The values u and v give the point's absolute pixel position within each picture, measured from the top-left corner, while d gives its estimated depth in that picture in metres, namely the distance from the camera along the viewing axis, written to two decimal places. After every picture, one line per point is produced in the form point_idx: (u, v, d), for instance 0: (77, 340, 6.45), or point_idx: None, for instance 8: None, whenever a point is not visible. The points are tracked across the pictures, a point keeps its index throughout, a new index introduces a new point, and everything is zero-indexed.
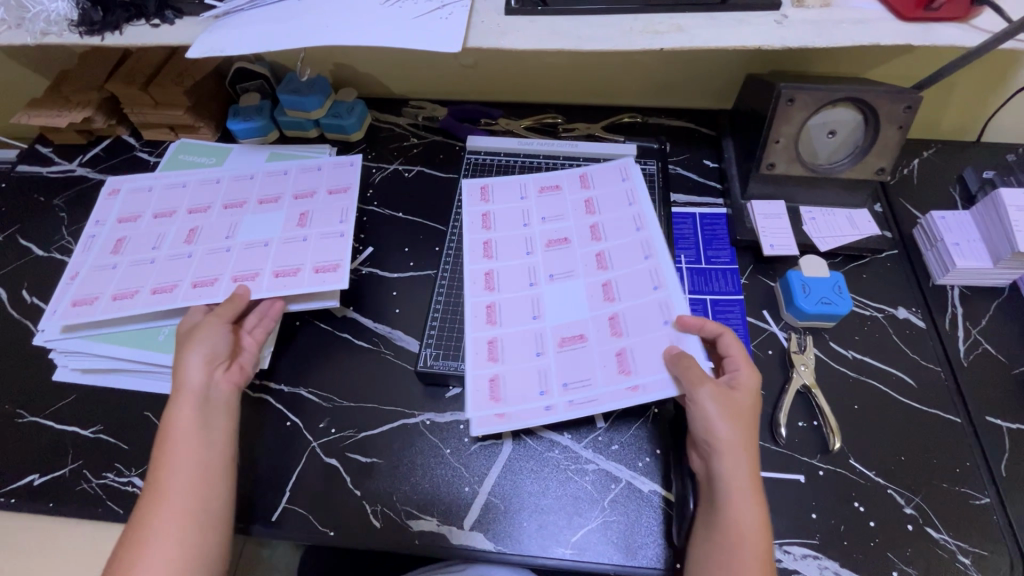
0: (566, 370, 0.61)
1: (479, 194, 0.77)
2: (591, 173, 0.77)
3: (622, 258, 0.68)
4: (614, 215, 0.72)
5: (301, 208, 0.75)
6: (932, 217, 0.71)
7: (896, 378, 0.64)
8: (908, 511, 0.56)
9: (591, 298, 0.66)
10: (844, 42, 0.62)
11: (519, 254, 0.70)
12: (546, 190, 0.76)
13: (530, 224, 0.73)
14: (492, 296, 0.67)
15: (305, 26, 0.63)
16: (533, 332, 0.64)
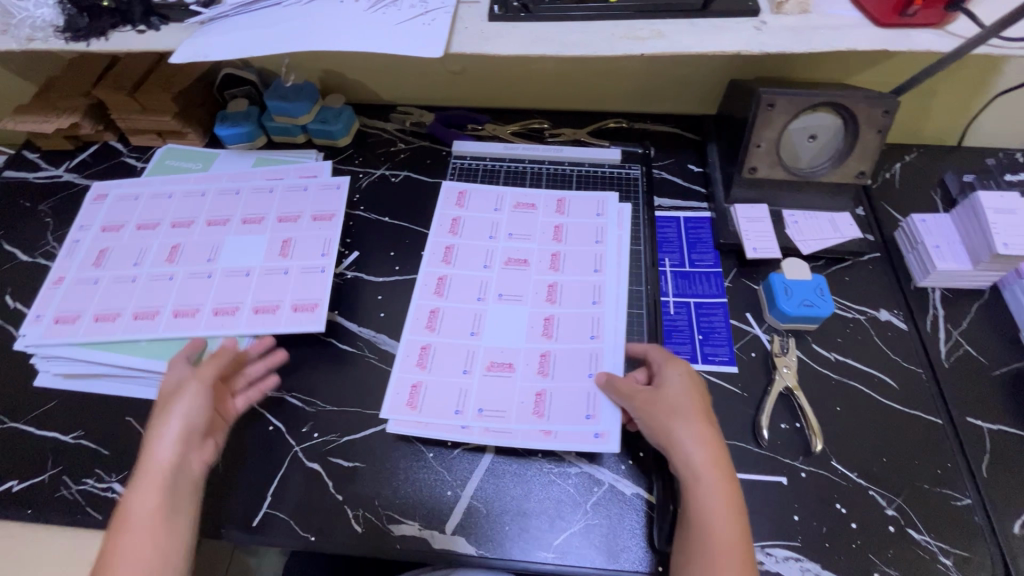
0: (485, 396, 0.62)
1: (456, 199, 0.78)
2: (570, 199, 0.77)
3: (572, 296, 0.68)
4: (578, 247, 0.72)
5: (285, 234, 0.75)
6: (913, 220, 0.72)
7: (878, 380, 0.64)
8: (889, 513, 0.56)
9: (530, 329, 0.66)
10: (822, 47, 0.63)
11: (477, 266, 0.72)
12: (521, 206, 0.77)
13: (495, 237, 0.74)
14: (438, 301, 0.69)
15: (289, 32, 0.63)
16: (465, 348, 0.65)
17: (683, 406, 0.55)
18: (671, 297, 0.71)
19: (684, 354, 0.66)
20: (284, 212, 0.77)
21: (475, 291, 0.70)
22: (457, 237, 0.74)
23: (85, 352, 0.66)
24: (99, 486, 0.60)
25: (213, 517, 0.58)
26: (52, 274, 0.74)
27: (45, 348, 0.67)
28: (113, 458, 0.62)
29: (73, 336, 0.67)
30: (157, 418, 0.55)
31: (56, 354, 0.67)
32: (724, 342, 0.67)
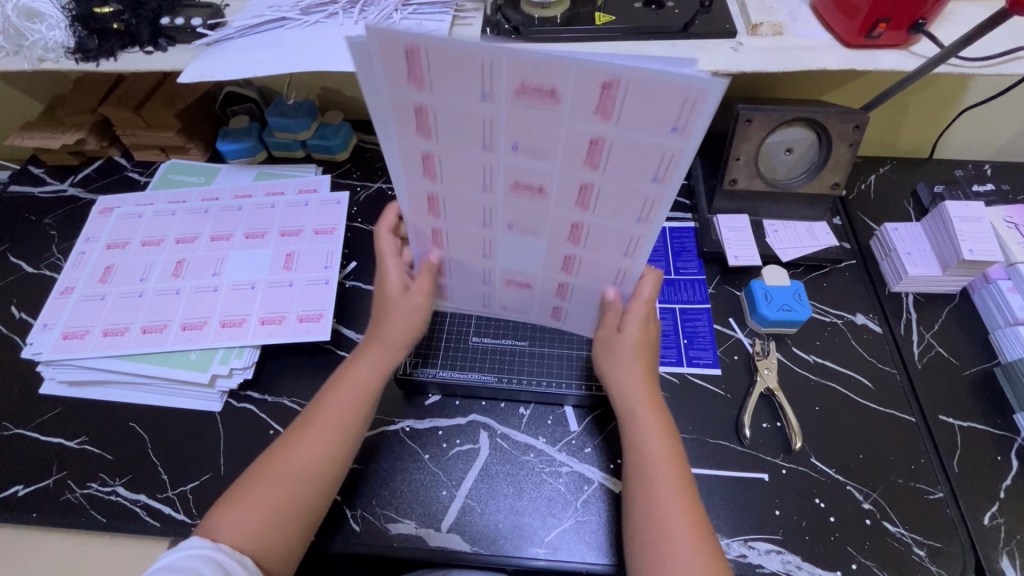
0: (509, 270, 0.59)
1: (403, 65, 0.39)
2: (625, 87, 0.38)
3: (609, 207, 0.48)
4: (630, 144, 0.42)
5: (288, 249, 0.78)
6: (886, 229, 0.76)
7: (854, 381, 0.67)
8: (866, 506, 0.59)
9: (553, 232, 0.52)
10: (793, 67, 0.67)
11: (473, 146, 0.45)
12: (529, 91, 0.39)
13: (492, 143, 0.44)
14: (435, 187, 0.49)
15: (292, 53, 0.67)
16: (480, 237, 0.54)
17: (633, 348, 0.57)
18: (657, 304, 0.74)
19: (670, 357, 0.69)
20: (286, 228, 0.80)
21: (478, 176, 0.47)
22: (436, 142, 0.45)
23: (94, 365, 0.68)
24: (103, 490, 0.62)
25: None
26: (60, 283, 0.77)
27: (56, 363, 0.69)
28: (116, 462, 0.64)
29: (82, 352, 0.69)
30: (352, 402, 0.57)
31: (63, 363, 0.69)
32: (708, 346, 0.70)
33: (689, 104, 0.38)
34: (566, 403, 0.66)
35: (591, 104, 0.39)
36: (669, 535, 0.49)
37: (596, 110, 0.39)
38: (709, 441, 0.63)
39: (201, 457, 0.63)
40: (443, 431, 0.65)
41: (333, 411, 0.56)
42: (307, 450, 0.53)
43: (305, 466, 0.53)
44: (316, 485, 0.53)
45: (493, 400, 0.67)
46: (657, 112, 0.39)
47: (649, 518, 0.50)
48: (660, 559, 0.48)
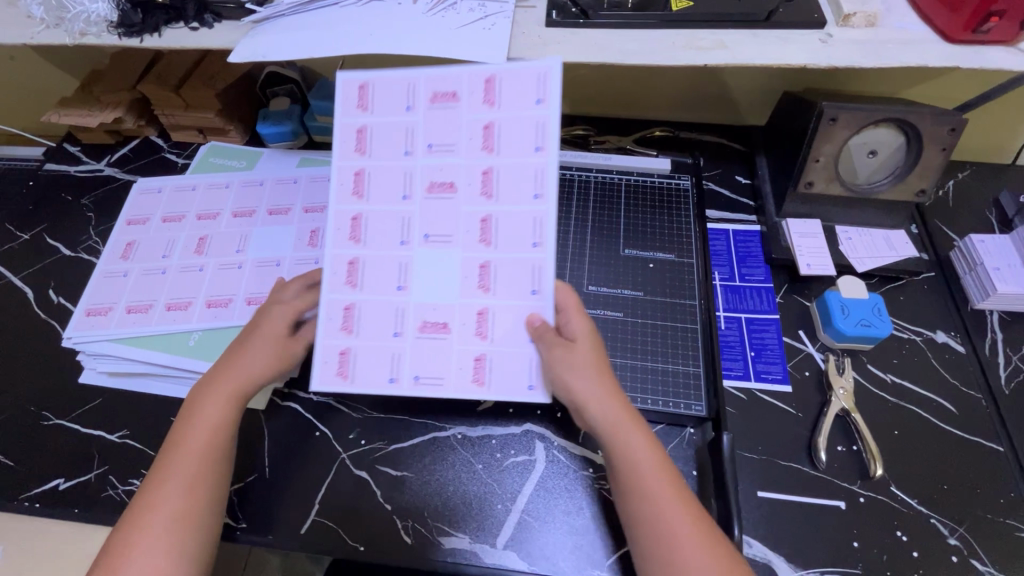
0: (419, 361, 0.56)
1: (357, 96, 0.55)
2: (499, 78, 0.53)
3: (509, 236, 0.54)
4: (514, 159, 0.53)
5: (315, 226, 0.75)
6: (972, 241, 0.70)
7: (935, 404, 0.63)
8: (952, 542, 0.55)
9: (464, 279, 0.55)
10: (889, 63, 0.61)
11: (394, 199, 0.55)
12: (439, 99, 0.54)
13: (412, 150, 0.55)
14: (356, 251, 0.56)
15: (347, 34, 0.62)
16: (393, 305, 0.56)
17: (590, 363, 0.53)
18: (721, 312, 0.69)
19: (736, 371, 0.65)
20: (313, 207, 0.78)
21: (396, 233, 0.56)
22: (367, 157, 0.56)
23: (114, 343, 0.67)
24: None
25: (262, 523, 0.57)
26: (101, 270, 0.74)
27: (79, 343, 0.68)
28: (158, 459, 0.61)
29: (105, 328, 0.69)
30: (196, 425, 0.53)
31: (89, 342, 0.68)
32: (777, 360, 0.66)
33: (543, 76, 0.52)
34: None
35: (479, 94, 0.53)
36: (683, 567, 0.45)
37: (483, 99, 0.53)
38: (780, 462, 0.59)
39: (246, 457, 0.61)
40: (497, 440, 0.62)
41: (197, 437, 0.52)
42: (177, 486, 0.50)
43: (187, 502, 0.49)
44: (195, 516, 0.49)
45: (548, 409, 0.63)
46: (526, 85, 0.52)
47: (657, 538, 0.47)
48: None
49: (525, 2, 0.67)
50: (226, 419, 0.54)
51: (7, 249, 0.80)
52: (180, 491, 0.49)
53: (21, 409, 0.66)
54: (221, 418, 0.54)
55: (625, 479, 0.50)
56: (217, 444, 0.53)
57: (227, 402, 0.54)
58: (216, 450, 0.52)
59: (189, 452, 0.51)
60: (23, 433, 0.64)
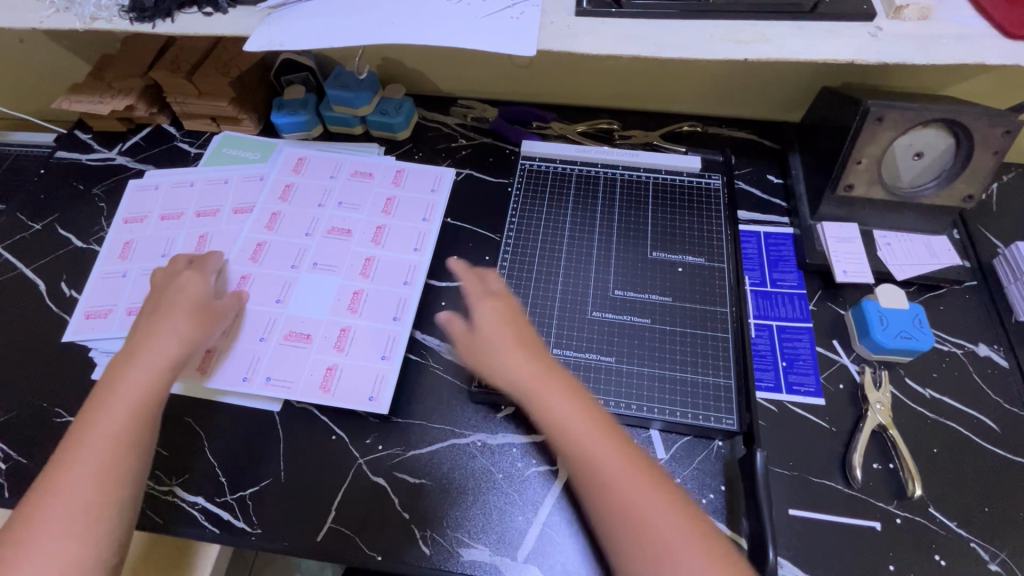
0: (276, 365, 0.62)
1: (293, 164, 0.78)
2: (407, 172, 0.78)
3: (385, 274, 0.69)
4: (405, 221, 0.73)
5: (287, 179, 0.76)
6: (1018, 249, 0.67)
7: (976, 421, 0.60)
8: (993, 568, 0.52)
9: (337, 301, 0.66)
10: (944, 60, 0.57)
11: (299, 234, 0.72)
12: (358, 175, 0.77)
13: (325, 204, 0.74)
14: (251, 267, 0.69)
15: (368, 22, 0.59)
16: (267, 315, 0.65)
17: (502, 325, 0.54)
18: (752, 320, 0.66)
19: (767, 381, 0.63)
20: (287, 159, 0.79)
21: (290, 258, 0.70)
22: (286, 203, 0.74)
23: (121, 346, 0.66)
24: (159, 489, 0.58)
25: (279, 529, 0.56)
26: (102, 269, 0.72)
27: (86, 342, 0.67)
28: (173, 461, 0.60)
29: (108, 331, 0.67)
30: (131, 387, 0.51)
31: (99, 344, 0.67)
32: (811, 371, 0.63)
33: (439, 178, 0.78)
34: (652, 426, 0.60)
35: (390, 177, 0.77)
36: (634, 501, 0.43)
37: (393, 180, 0.77)
38: (813, 480, 0.57)
39: (261, 460, 0.60)
40: (518, 449, 0.60)
41: (95, 442, 0.47)
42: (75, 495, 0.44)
43: (80, 510, 0.44)
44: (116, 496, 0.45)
45: None
46: (429, 179, 0.78)
47: (595, 479, 0.45)
48: (629, 514, 0.43)
49: None
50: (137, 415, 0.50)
51: (19, 239, 0.79)
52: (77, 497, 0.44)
53: (34, 405, 0.65)
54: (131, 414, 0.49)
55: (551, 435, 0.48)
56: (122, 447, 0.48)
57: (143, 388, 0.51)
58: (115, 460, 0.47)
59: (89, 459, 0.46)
60: (37, 430, 0.63)
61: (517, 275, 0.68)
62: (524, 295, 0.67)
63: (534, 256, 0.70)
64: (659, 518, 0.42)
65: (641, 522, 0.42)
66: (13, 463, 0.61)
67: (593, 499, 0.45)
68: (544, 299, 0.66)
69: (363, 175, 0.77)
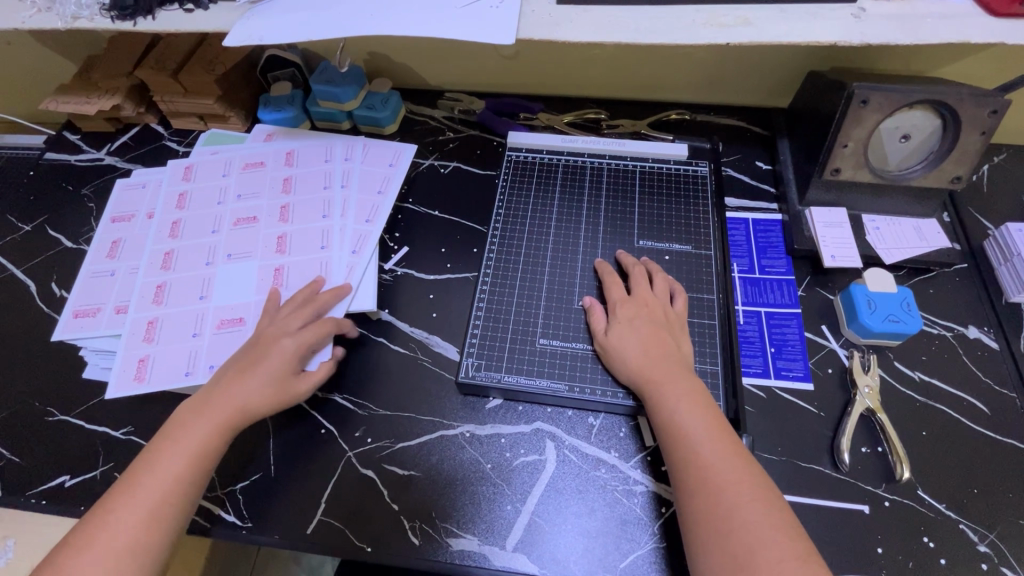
0: (215, 353, 0.62)
1: (182, 174, 0.78)
2: (297, 151, 0.79)
3: (302, 245, 0.69)
4: (309, 197, 0.74)
5: (178, 189, 0.76)
6: (1008, 230, 0.67)
7: (966, 403, 0.60)
8: (982, 549, 0.52)
9: (260, 283, 0.67)
10: (929, 39, 0.56)
11: (205, 233, 0.72)
12: (249, 167, 0.78)
13: (223, 201, 0.74)
14: (156, 312, 0.65)
15: (346, 15, 0.59)
16: (187, 350, 0.62)
17: (639, 332, 0.58)
18: (740, 307, 0.66)
19: (756, 367, 0.63)
20: (175, 171, 0.78)
21: (197, 290, 0.67)
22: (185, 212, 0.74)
23: (109, 344, 0.65)
24: None
25: (269, 522, 0.56)
26: (88, 269, 0.72)
27: (76, 341, 0.67)
28: None
29: (94, 330, 0.66)
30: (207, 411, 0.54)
31: (86, 343, 0.66)
32: (799, 357, 0.63)
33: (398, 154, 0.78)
34: (641, 415, 0.60)
35: (281, 162, 0.77)
36: (719, 487, 0.47)
37: (285, 162, 0.77)
38: (801, 465, 0.57)
39: (251, 454, 0.60)
40: (506, 439, 0.60)
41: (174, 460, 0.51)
42: (144, 503, 0.48)
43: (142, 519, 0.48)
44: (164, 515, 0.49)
45: (559, 407, 0.61)
46: (325, 151, 0.78)
47: (688, 465, 0.49)
48: (707, 495, 0.47)
49: None
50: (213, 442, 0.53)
51: (10, 241, 0.79)
52: (143, 506, 0.48)
53: (26, 405, 0.65)
54: (208, 442, 0.52)
55: (665, 428, 0.53)
56: (194, 472, 0.51)
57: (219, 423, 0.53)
58: (185, 480, 0.50)
59: (165, 472, 0.50)
60: (29, 429, 0.63)
61: (503, 267, 0.68)
62: (513, 289, 0.66)
63: (520, 247, 0.70)
64: (735, 504, 0.46)
65: (720, 506, 0.46)
66: (7, 462, 0.62)
67: (681, 481, 0.50)
68: (531, 290, 0.66)
69: (255, 165, 0.78)
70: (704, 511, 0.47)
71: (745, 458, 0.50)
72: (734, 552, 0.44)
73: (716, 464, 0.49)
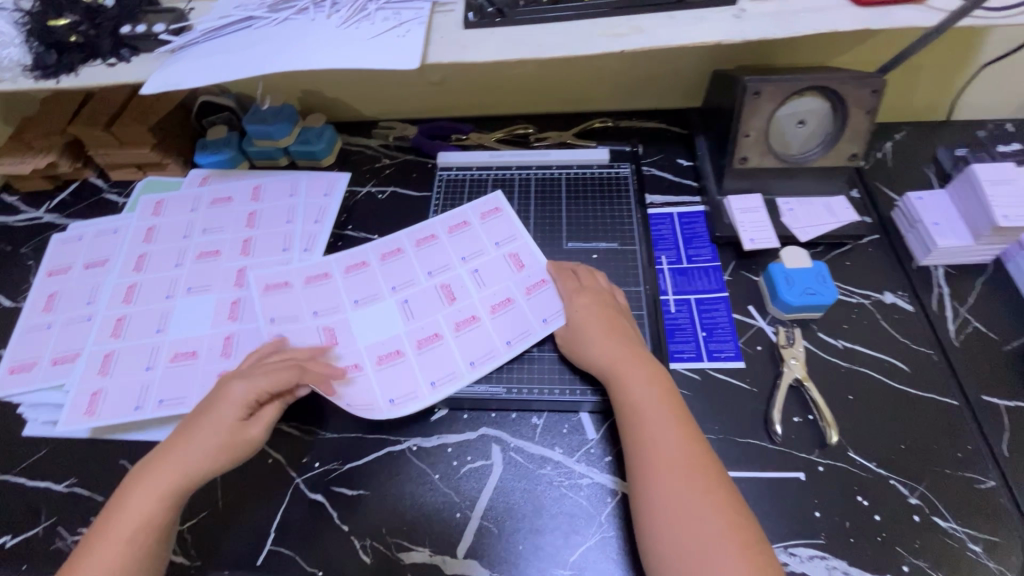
0: (165, 387, 0.62)
1: (151, 209, 0.79)
2: (264, 186, 0.80)
3: (259, 278, 0.70)
4: (270, 231, 0.75)
5: (147, 223, 0.77)
6: (909, 199, 0.71)
7: (887, 364, 0.63)
8: (913, 502, 0.54)
9: (216, 316, 0.67)
10: (805, 30, 0.61)
11: (168, 266, 0.72)
12: (217, 202, 0.79)
13: (189, 235, 0.75)
14: (113, 349, 0.66)
15: (260, 55, 0.62)
16: (140, 383, 0.63)
17: (600, 321, 0.61)
18: (671, 296, 0.69)
19: (689, 352, 0.65)
20: (144, 205, 0.80)
21: (154, 323, 0.67)
22: (150, 244, 0.75)
23: (52, 393, 0.65)
24: None
25: (218, 558, 0.56)
26: (23, 324, 0.71)
27: (15, 398, 0.66)
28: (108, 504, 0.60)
29: (37, 382, 0.66)
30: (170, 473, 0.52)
31: (31, 399, 0.65)
32: (729, 338, 0.65)
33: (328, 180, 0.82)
34: (582, 409, 0.62)
35: (247, 197, 0.79)
36: (669, 465, 0.49)
37: (251, 198, 0.78)
38: (738, 440, 0.59)
39: (197, 493, 0.60)
40: (452, 448, 0.61)
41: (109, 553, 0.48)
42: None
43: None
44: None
45: (503, 411, 0.62)
46: (291, 189, 0.80)
47: (650, 453, 0.50)
48: (665, 482, 0.48)
49: (442, 6, 0.68)
50: (153, 518, 0.51)
51: None
52: None
53: None
54: (151, 516, 0.51)
55: (625, 408, 0.54)
56: (133, 556, 0.49)
57: (161, 498, 0.51)
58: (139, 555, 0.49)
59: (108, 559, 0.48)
60: None
61: None
62: (540, 332, 0.64)
63: None
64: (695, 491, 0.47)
65: (671, 492, 0.48)
66: None
67: (635, 471, 0.51)
68: None
69: (223, 200, 0.79)
70: (658, 500, 0.48)
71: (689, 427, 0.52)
72: (688, 534, 0.45)
73: (665, 441, 0.50)
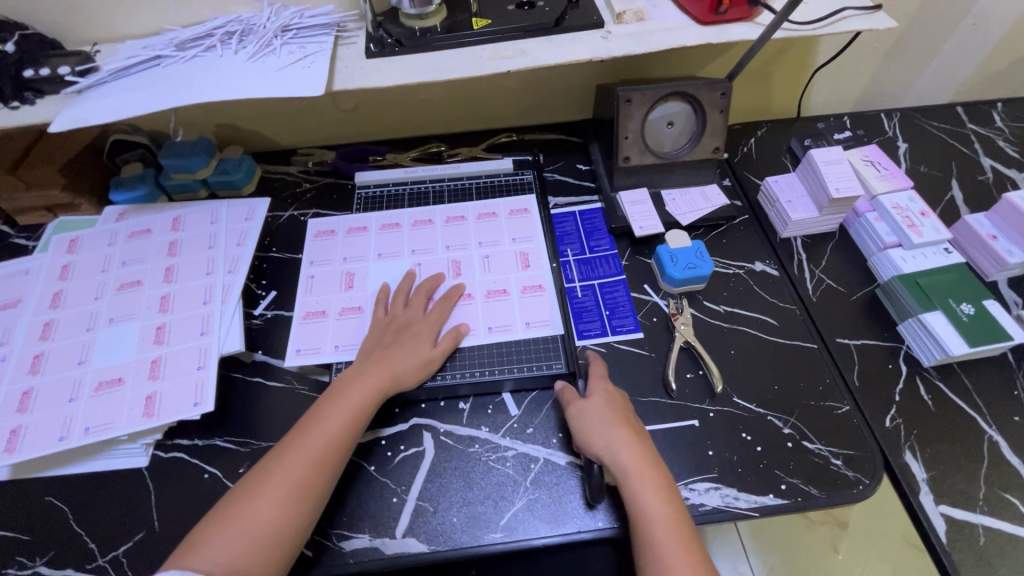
0: (91, 416, 0.63)
1: (66, 247, 0.79)
2: (183, 216, 0.82)
3: (183, 302, 0.72)
4: (192, 258, 0.77)
5: (62, 261, 0.77)
6: (767, 183, 0.84)
7: (760, 321, 0.73)
8: (786, 432, 0.64)
9: (140, 342, 0.68)
10: (660, 46, 0.72)
11: (86, 300, 0.73)
12: (136, 234, 0.80)
13: (108, 269, 0.76)
14: (31, 384, 0.65)
15: (170, 90, 0.66)
16: (62, 415, 0.63)
17: (610, 409, 0.60)
18: (577, 283, 0.77)
19: (595, 330, 0.73)
20: (58, 244, 0.79)
21: (75, 356, 0.68)
22: (67, 281, 0.75)
23: None
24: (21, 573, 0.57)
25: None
26: None
27: None
28: (34, 541, 0.59)
29: None
30: (367, 385, 0.61)
31: None
32: (628, 313, 0.74)
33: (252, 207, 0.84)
34: (503, 389, 0.68)
35: (167, 227, 0.80)
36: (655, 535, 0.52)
37: (172, 228, 0.80)
38: (641, 399, 0.67)
39: (130, 517, 0.60)
40: (385, 440, 0.64)
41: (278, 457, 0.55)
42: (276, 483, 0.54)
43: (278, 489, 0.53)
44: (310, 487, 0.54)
45: (432, 400, 0.67)
46: (213, 216, 0.82)
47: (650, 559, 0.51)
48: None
49: (345, 40, 0.75)
50: (354, 422, 0.59)
51: None
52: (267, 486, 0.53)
53: None
54: (348, 421, 0.58)
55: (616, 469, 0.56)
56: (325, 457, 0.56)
57: (361, 404, 0.60)
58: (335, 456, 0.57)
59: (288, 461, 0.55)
60: None
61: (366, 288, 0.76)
62: (517, 333, 0.70)
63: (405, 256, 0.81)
64: None
65: None
66: None
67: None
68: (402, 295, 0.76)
69: (141, 232, 0.80)
70: None
71: (673, 495, 0.55)
72: None
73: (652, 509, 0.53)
